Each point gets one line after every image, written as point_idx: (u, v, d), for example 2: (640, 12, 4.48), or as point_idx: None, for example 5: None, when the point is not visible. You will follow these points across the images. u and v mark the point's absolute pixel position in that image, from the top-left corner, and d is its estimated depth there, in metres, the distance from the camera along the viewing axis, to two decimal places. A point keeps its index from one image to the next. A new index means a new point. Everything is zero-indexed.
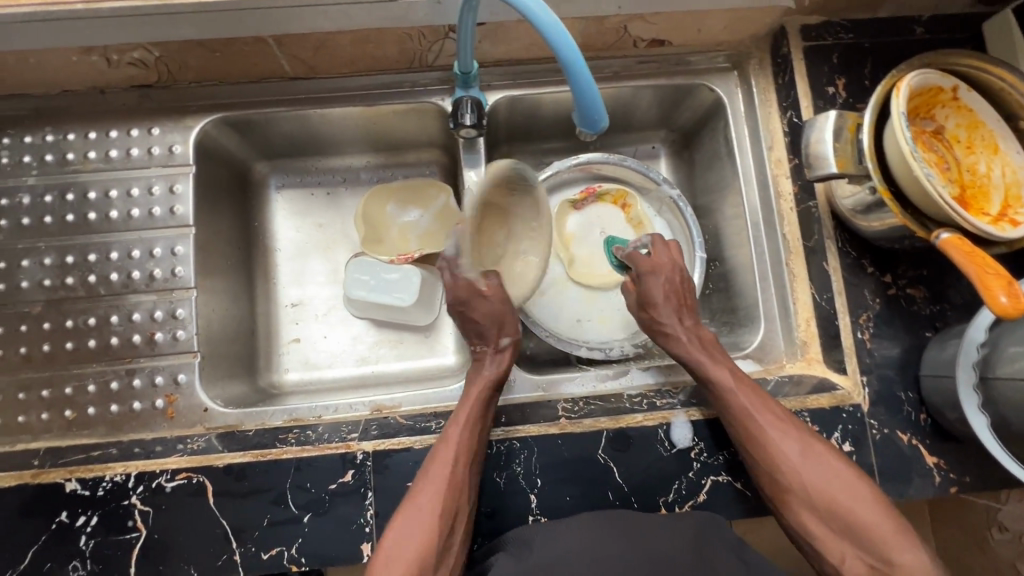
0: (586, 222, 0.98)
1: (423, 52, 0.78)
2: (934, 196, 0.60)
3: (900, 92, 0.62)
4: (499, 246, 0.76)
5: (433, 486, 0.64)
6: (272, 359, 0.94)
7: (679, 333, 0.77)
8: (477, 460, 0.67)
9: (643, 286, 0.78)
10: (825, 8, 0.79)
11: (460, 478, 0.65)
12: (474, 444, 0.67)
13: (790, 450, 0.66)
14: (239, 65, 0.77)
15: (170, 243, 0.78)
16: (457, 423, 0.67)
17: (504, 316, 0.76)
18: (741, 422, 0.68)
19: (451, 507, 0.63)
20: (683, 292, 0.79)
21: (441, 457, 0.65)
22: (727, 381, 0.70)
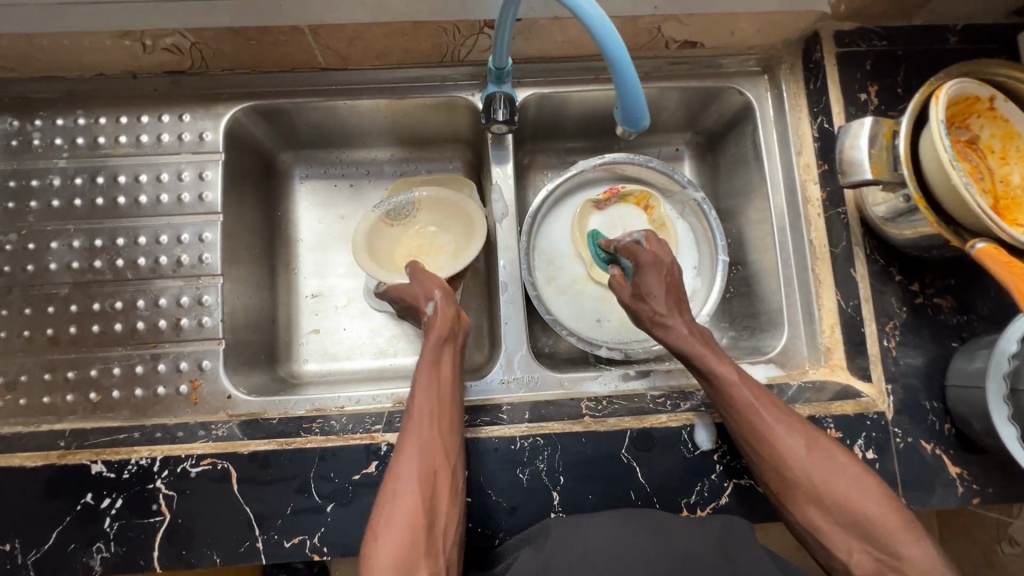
0: (608, 223, 0.98)
1: (456, 46, 0.78)
2: (971, 205, 0.60)
3: (939, 100, 0.62)
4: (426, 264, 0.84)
5: (410, 458, 0.63)
6: (291, 349, 0.94)
7: (680, 325, 0.72)
8: (443, 424, 0.67)
9: (641, 277, 0.73)
10: (859, 14, 0.79)
11: (433, 444, 0.65)
12: (437, 411, 0.67)
13: (794, 444, 0.62)
14: (274, 55, 0.77)
15: (198, 229, 0.78)
16: (421, 395, 0.68)
17: (423, 285, 0.75)
18: (744, 417, 0.65)
19: (430, 473, 0.63)
20: (678, 281, 0.75)
21: (413, 428, 0.65)
22: (729, 377, 0.67)
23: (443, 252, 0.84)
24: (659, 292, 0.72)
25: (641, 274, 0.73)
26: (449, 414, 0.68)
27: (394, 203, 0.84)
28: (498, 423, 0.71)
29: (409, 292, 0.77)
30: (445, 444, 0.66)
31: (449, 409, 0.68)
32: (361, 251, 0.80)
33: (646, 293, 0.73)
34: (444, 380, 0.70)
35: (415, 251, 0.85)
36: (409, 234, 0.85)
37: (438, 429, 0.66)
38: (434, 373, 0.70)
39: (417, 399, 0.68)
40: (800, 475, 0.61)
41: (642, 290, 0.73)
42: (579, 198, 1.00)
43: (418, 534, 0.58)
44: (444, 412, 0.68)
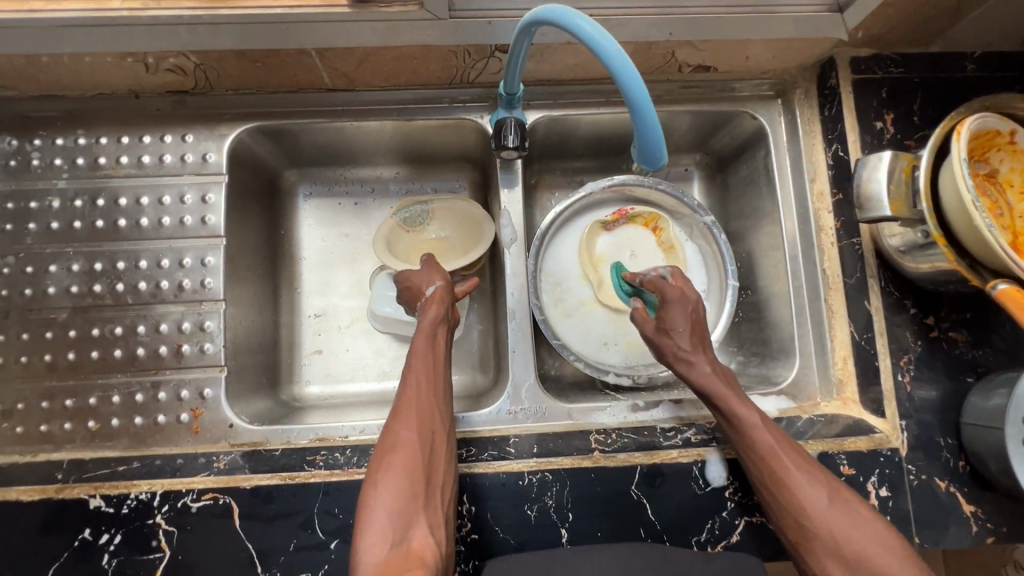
0: (616, 245, 0.97)
1: (466, 69, 0.77)
2: (994, 246, 0.58)
3: (961, 136, 0.60)
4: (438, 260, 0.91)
5: (408, 418, 0.64)
6: (294, 371, 0.92)
7: (703, 364, 0.70)
8: (437, 388, 0.68)
9: (665, 312, 0.71)
10: (876, 41, 0.77)
11: (429, 404, 0.66)
12: (433, 377, 0.68)
13: (813, 493, 0.61)
14: (281, 76, 0.76)
15: (200, 253, 0.76)
16: (418, 361, 0.69)
17: (429, 272, 0.77)
18: (761, 458, 0.64)
19: (427, 429, 0.63)
20: (703, 319, 0.73)
21: (406, 394, 0.66)
22: (752, 419, 0.66)
23: (452, 256, 0.92)
24: (683, 329, 0.71)
25: (665, 309, 0.71)
26: (442, 378, 0.69)
27: (411, 210, 0.92)
28: (505, 458, 0.70)
29: (412, 277, 0.78)
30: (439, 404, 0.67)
31: (443, 377, 0.69)
32: (379, 246, 0.89)
33: (668, 329, 0.71)
34: (439, 346, 0.71)
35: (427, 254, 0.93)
36: (423, 239, 0.93)
37: (433, 392, 0.67)
38: (432, 339, 0.71)
39: (411, 366, 0.68)
40: (814, 519, 0.60)
41: (664, 325, 0.72)
42: (587, 219, 0.98)
43: (417, 487, 0.59)
44: (437, 377, 0.68)
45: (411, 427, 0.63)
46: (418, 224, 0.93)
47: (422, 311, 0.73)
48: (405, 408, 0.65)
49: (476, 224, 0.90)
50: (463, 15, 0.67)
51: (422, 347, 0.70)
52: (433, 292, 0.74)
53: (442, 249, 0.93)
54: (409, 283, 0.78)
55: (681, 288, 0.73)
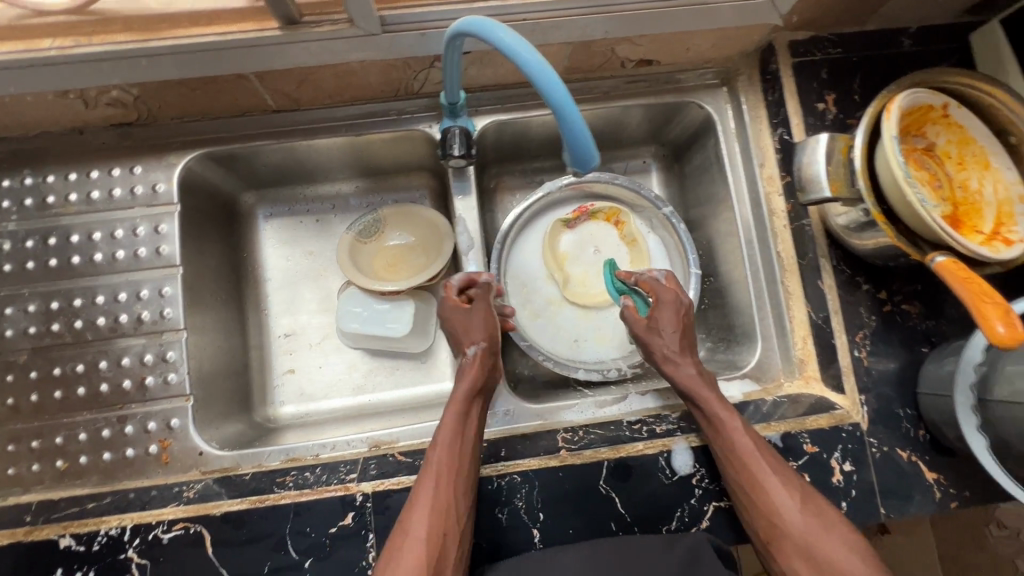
0: (577, 244, 0.98)
1: (409, 80, 0.77)
2: (929, 221, 0.59)
3: (891, 115, 0.62)
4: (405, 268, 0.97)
5: (421, 510, 0.62)
6: (267, 392, 0.93)
7: (689, 366, 0.74)
8: (457, 476, 0.65)
9: (658, 311, 0.76)
10: (810, 24, 0.78)
11: (445, 494, 0.63)
12: (455, 460, 0.65)
13: (785, 496, 0.63)
14: (222, 101, 0.76)
15: (157, 284, 0.76)
16: (438, 443, 0.67)
17: (477, 325, 0.76)
18: (737, 457, 0.66)
19: (441, 526, 0.61)
20: (691, 327, 0.78)
21: (427, 477, 0.64)
22: (732, 421, 0.68)
23: (414, 258, 0.97)
24: (670, 331, 0.75)
25: (657, 309, 0.77)
26: (465, 458, 0.66)
27: (363, 222, 0.96)
28: None
29: (459, 322, 0.77)
30: (457, 492, 0.64)
31: (468, 460, 0.66)
32: (348, 267, 0.93)
33: (658, 329, 0.76)
34: (468, 426, 0.69)
35: (390, 261, 0.97)
36: (380, 249, 0.97)
37: (452, 481, 0.64)
38: (462, 416, 0.69)
39: (433, 449, 0.66)
40: (782, 517, 0.62)
41: (655, 327, 0.76)
42: (548, 219, 0.99)
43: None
44: (460, 462, 0.66)
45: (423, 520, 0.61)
46: (373, 235, 0.97)
47: (461, 372, 0.73)
48: (420, 498, 0.63)
49: (428, 223, 0.97)
50: (397, 28, 0.66)
51: (446, 422, 0.68)
52: (471, 356, 0.73)
53: (401, 254, 0.98)
54: (455, 328, 0.77)
55: (675, 291, 0.78)
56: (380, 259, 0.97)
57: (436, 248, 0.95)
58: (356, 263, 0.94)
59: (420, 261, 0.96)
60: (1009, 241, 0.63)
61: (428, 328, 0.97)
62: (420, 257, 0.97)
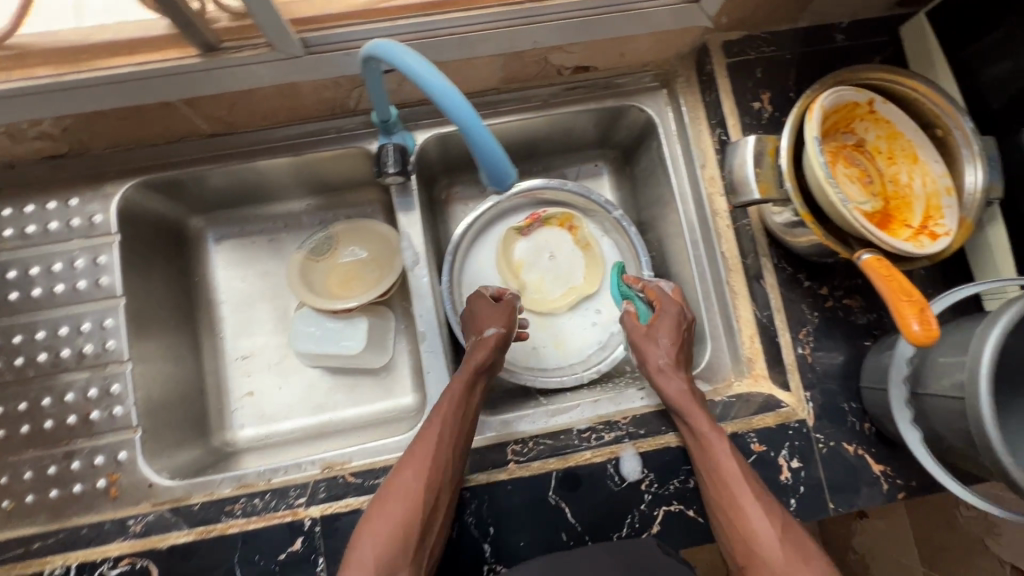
0: (533, 250, 0.98)
1: (343, 99, 0.77)
2: (851, 220, 0.60)
3: (813, 116, 0.62)
4: (359, 284, 0.97)
5: (419, 466, 0.65)
6: (224, 417, 0.92)
7: (681, 381, 0.72)
8: (455, 441, 0.68)
9: (658, 319, 0.76)
10: (742, 24, 0.79)
11: (443, 457, 0.66)
12: (456, 427, 0.69)
13: (767, 524, 0.61)
14: (154, 129, 0.75)
15: (98, 317, 0.76)
16: (444, 406, 0.70)
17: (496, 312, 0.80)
18: (721, 480, 0.65)
19: (434, 484, 0.64)
20: (688, 341, 0.77)
21: (427, 435, 0.67)
22: (720, 442, 0.66)
23: (368, 273, 0.97)
24: (665, 342, 0.75)
25: (658, 319, 0.76)
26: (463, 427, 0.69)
27: (314, 240, 0.96)
28: None
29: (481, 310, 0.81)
30: (452, 457, 0.67)
31: (464, 428, 0.70)
32: (297, 286, 0.93)
33: (655, 337, 0.75)
34: (471, 400, 0.72)
35: (343, 277, 0.97)
36: (333, 265, 0.97)
37: (450, 444, 0.67)
38: (468, 388, 0.72)
39: (436, 410, 0.69)
40: (760, 544, 0.60)
41: (652, 335, 0.76)
42: (501, 228, 0.99)
43: (410, 543, 0.61)
44: (460, 431, 0.69)
45: (418, 475, 0.64)
46: (325, 252, 0.96)
47: (475, 348, 0.76)
48: (421, 452, 0.65)
49: (383, 238, 0.97)
50: (320, 49, 0.66)
51: (452, 389, 0.71)
52: (489, 338, 0.77)
53: (355, 269, 0.97)
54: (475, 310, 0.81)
55: (678, 304, 0.78)
56: (333, 276, 0.97)
57: (390, 263, 0.96)
58: (307, 282, 0.94)
59: (374, 276, 0.96)
60: (936, 234, 0.64)
61: (385, 343, 0.96)
62: (374, 271, 0.97)
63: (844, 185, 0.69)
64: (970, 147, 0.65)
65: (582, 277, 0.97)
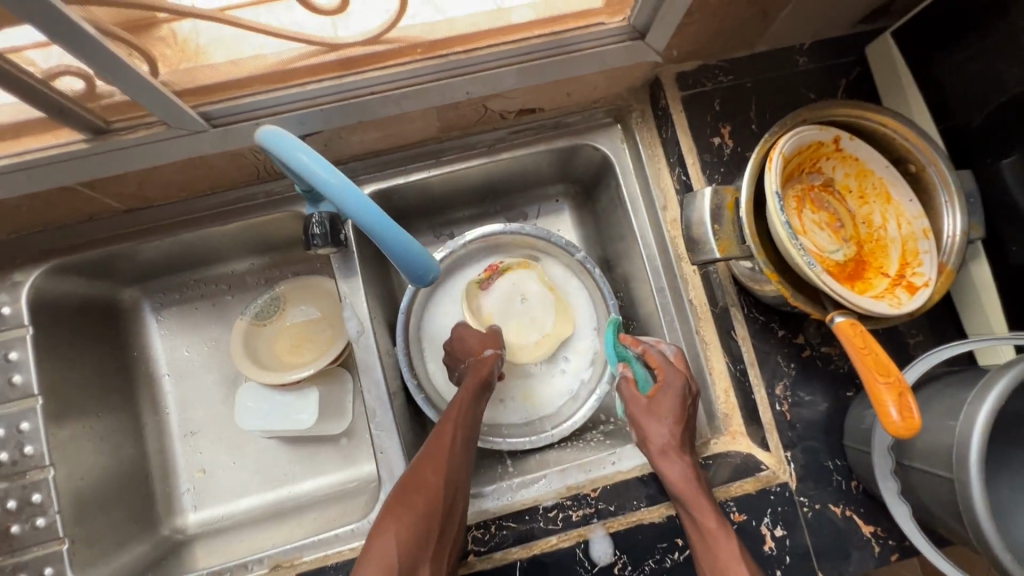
0: (501, 297, 0.90)
1: (265, 163, 0.70)
2: (820, 282, 0.55)
3: (772, 165, 0.57)
4: (309, 348, 0.90)
5: (437, 463, 0.65)
6: (173, 501, 0.86)
7: (684, 467, 0.66)
8: (464, 444, 0.69)
9: (661, 395, 0.70)
10: (695, 54, 0.72)
11: (457, 456, 0.67)
12: (467, 428, 0.71)
13: None
14: (59, 212, 0.69)
15: (14, 420, 0.70)
16: (454, 411, 0.72)
17: (489, 337, 0.83)
18: None
19: (452, 480, 0.65)
20: (692, 419, 0.70)
21: (439, 436, 0.69)
22: (728, 542, 0.60)
23: (318, 336, 0.90)
24: (668, 420, 0.69)
25: (659, 394, 0.70)
26: (471, 434, 0.71)
27: (258, 304, 0.89)
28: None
29: (473, 337, 0.83)
30: (463, 459, 0.68)
31: (472, 435, 0.71)
32: (241, 357, 0.86)
33: (658, 416, 0.69)
34: (478, 410, 0.74)
35: (292, 341, 0.90)
36: (282, 328, 0.91)
37: (462, 446, 0.69)
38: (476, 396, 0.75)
39: (448, 415, 0.72)
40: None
41: (653, 411, 0.70)
42: (461, 280, 0.91)
43: (431, 533, 0.61)
44: (470, 436, 0.71)
45: (436, 471, 0.64)
46: (272, 315, 0.90)
47: (476, 362, 0.79)
48: (437, 451, 0.67)
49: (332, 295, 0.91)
50: (227, 121, 0.61)
51: (460, 395, 0.74)
52: (488, 355, 0.79)
53: (304, 332, 0.91)
54: (467, 338, 0.83)
55: (682, 373, 0.71)
56: (281, 340, 0.90)
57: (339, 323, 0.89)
58: (252, 350, 0.87)
59: (322, 337, 0.90)
60: (914, 286, 0.59)
61: (344, 408, 0.90)
62: (323, 332, 0.90)
63: (813, 232, 0.63)
64: (947, 187, 0.60)
65: (552, 323, 0.89)
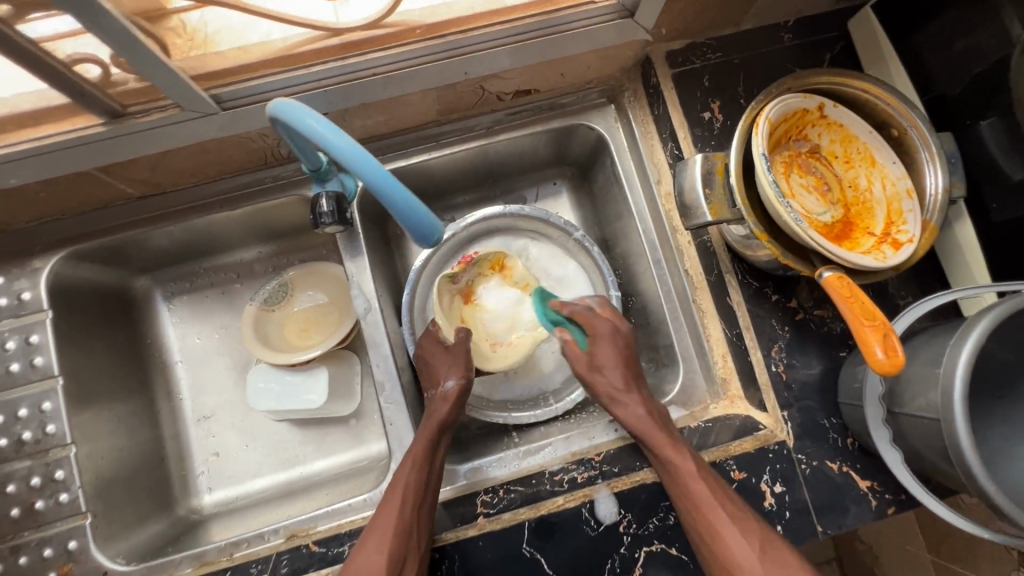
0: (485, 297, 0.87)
1: (273, 147, 0.73)
2: (808, 238, 0.57)
3: (759, 130, 0.59)
4: (318, 331, 0.93)
5: (380, 539, 0.62)
6: (188, 483, 0.88)
7: (636, 406, 0.71)
8: (416, 505, 0.65)
9: (597, 346, 0.76)
10: (684, 33, 0.75)
11: (406, 522, 0.63)
12: (421, 486, 0.66)
13: (742, 546, 0.58)
14: (77, 199, 0.72)
15: (35, 400, 0.72)
16: (406, 467, 0.68)
17: (452, 364, 0.78)
18: (693, 504, 0.62)
19: (400, 553, 0.61)
20: (632, 359, 0.77)
21: (387, 502, 0.65)
22: (685, 460, 0.64)
23: (328, 320, 0.93)
24: (610, 367, 0.75)
25: (596, 344, 0.77)
26: (426, 492, 0.67)
27: (267, 290, 0.91)
28: None
29: (438, 359, 0.79)
30: (416, 523, 0.64)
31: (426, 493, 0.67)
32: (253, 342, 0.87)
33: (599, 366, 0.75)
34: (434, 462, 0.70)
35: (303, 325, 0.93)
36: (291, 312, 0.93)
37: (413, 510, 0.64)
38: (432, 447, 0.71)
39: (399, 473, 0.67)
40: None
41: (596, 365, 0.76)
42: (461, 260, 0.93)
43: None
44: (425, 493, 0.66)
45: (380, 549, 0.61)
46: (280, 300, 0.92)
47: (434, 404, 0.74)
48: (383, 524, 0.63)
49: (338, 280, 0.93)
50: (235, 104, 0.64)
51: (412, 449, 0.70)
52: (451, 389, 0.75)
53: (314, 316, 0.93)
54: (430, 363, 0.79)
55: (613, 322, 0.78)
56: (291, 324, 0.93)
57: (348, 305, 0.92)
58: (262, 335, 0.89)
59: (332, 320, 0.93)
60: (899, 242, 0.61)
61: (352, 390, 0.93)
62: (333, 315, 0.93)
63: (801, 196, 0.65)
64: (928, 148, 0.62)
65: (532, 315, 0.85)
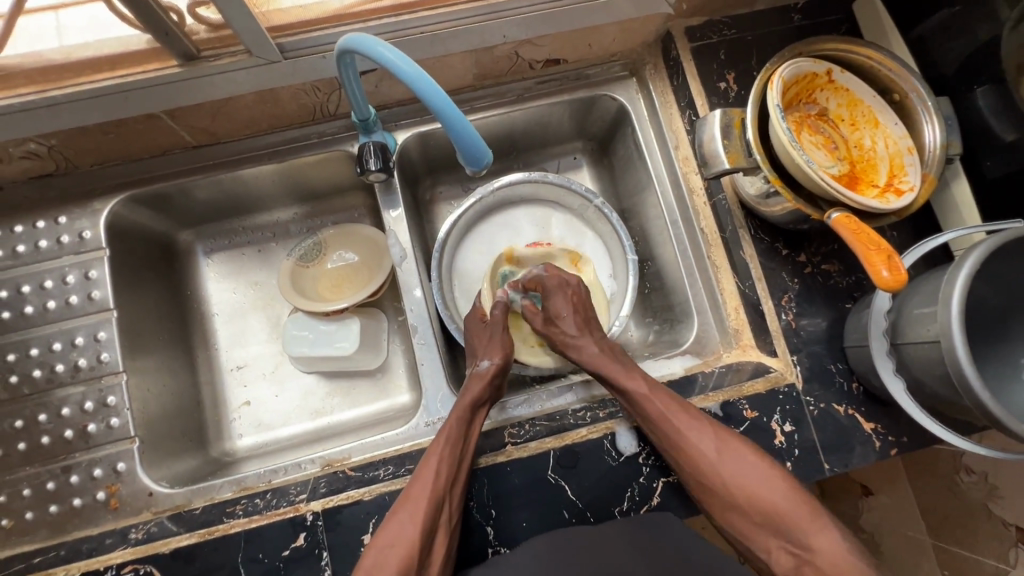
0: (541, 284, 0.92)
1: (323, 103, 0.80)
2: (819, 180, 0.63)
3: (773, 85, 0.65)
4: (350, 286, 0.97)
5: (414, 509, 0.63)
6: (221, 428, 0.92)
7: (591, 345, 0.77)
8: (450, 479, 0.66)
9: (551, 300, 0.81)
10: (702, 9, 0.82)
11: (438, 494, 0.64)
12: (455, 461, 0.67)
13: (705, 446, 0.66)
14: (143, 143, 0.78)
15: (92, 329, 0.78)
16: (439, 443, 0.68)
17: (491, 346, 0.78)
18: (654, 423, 0.68)
19: (431, 525, 0.63)
20: (585, 305, 0.81)
21: (420, 474, 0.66)
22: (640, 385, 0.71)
23: (359, 276, 0.97)
24: (568, 315, 0.79)
25: (549, 298, 0.81)
26: (460, 467, 0.68)
27: (302, 247, 0.96)
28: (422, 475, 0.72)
29: (480, 338, 0.80)
30: (448, 495, 0.66)
31: (459, 467, 0.68)
32: (291, 293, 0.92)
33: (557, 318, 0.79)
34: (469, 438, 0.70)
35: (335, 281, 0.97)
36: (325, 269, 0.97)
37: (445, 485, 0.65)
38: (463, 426, 0.70)
39: (433, 445, 0.68)
40: (733, 484, 0.64)
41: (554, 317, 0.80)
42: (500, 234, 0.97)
43: None
44: (459, 468, 0.67)
45: (413, 521, 0.62)
46: (314, 257, 0.97)
47: (469, 382, 0.75)
48: (416, 494, 0.64)
49: (370, 239, 0.97)
50: (296, 54, 0.69)
51: (445, 425, 0.70)
52: (485, 368, 0.75)
53: (346, 273, 0.98)
54: (474, 344, 0.80)
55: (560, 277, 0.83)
56: (324, 279, 0.97)
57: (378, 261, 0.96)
58: (297, 288, 0.93)
59: (363, 276, 0.97)
60: (901, 191, 0.67)
61: (380, 344, 0.96)
62: (364, 272, 0.97)
63: (811, 151, 0.71)
64: (927, 109, 0.68)
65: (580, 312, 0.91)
